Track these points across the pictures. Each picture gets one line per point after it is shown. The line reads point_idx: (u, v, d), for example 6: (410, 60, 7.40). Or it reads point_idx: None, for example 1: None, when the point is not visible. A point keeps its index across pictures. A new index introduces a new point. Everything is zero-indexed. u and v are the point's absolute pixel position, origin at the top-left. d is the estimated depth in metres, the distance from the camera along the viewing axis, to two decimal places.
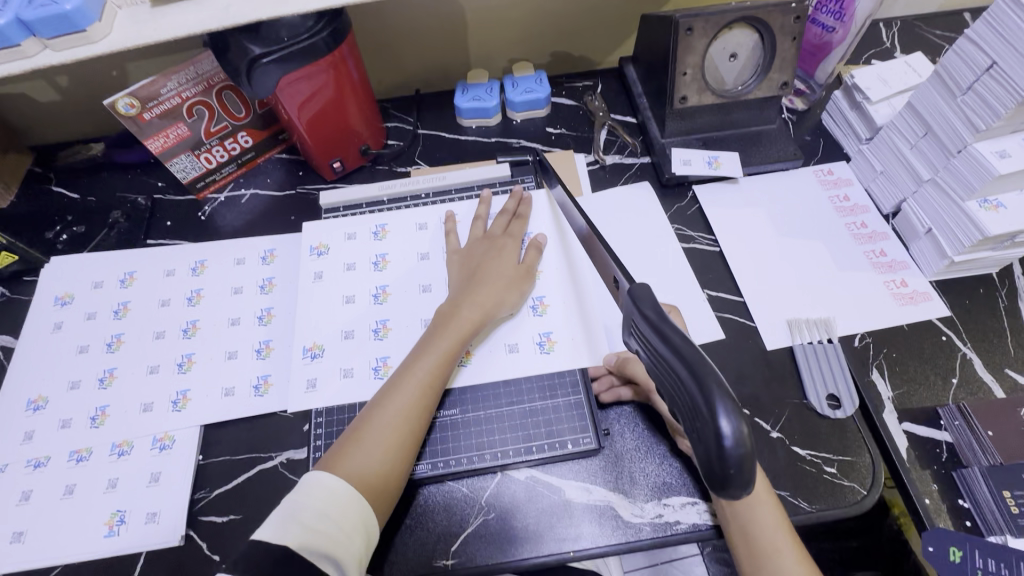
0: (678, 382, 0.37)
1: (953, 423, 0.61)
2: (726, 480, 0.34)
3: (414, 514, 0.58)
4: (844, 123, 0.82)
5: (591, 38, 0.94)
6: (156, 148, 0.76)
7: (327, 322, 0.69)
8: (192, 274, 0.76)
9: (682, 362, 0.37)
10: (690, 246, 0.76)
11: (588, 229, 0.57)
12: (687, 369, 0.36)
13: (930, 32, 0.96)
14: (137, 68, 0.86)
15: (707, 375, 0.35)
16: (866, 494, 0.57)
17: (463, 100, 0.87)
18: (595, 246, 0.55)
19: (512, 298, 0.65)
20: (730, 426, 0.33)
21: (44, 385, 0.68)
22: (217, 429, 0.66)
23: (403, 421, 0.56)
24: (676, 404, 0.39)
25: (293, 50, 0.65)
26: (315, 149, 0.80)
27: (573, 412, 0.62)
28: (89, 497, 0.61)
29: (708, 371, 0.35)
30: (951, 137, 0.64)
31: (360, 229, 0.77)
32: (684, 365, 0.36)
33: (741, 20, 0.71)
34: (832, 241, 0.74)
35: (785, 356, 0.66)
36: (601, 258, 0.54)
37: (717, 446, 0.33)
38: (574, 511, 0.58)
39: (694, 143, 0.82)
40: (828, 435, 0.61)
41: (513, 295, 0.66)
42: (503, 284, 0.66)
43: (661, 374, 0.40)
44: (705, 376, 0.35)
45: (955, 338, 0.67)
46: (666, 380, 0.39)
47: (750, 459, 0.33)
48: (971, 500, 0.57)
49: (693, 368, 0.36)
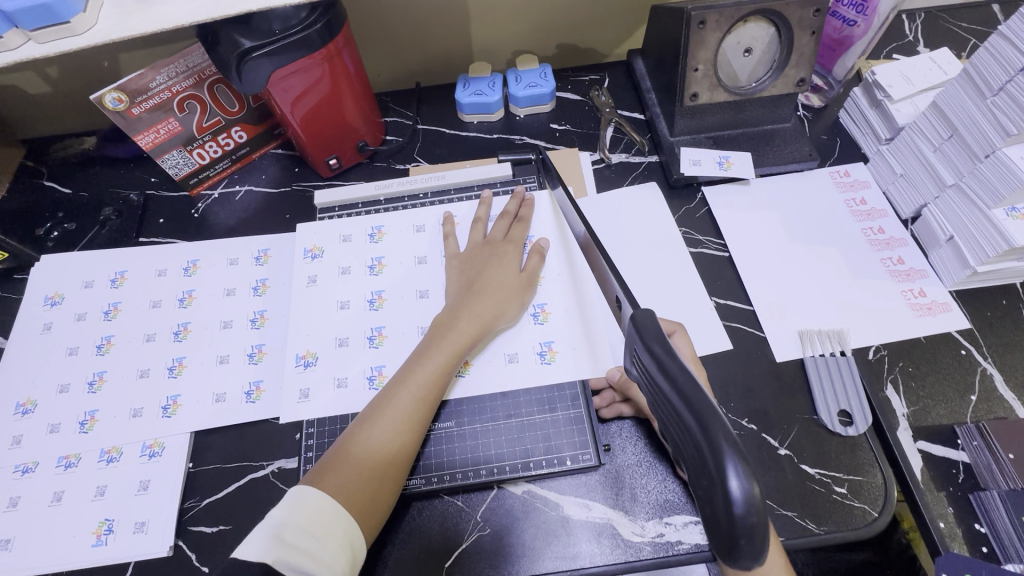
0: (684, 430, 0.34)
1: (971, 443, 0.58)
2: (736, 547, 0.31)
3: (407, 528, 0.56)
4: (863, 123, 0.78)
5: (598, 29, 0.90)
6: (147, 143, 0.73)
7: (321, 329, 0.67)
8: (183, 274, 0.74)
9: (687, 408, 0.34)
10: (698, 250, 0.73)
11: (587, 236, 0.55)
12: (693, 418, 0.33)
13: (955, 25, 0.91)
14: (129, 58, 0.84)
15: (716, 428, 0.32)
16: (877, 516, 0.55)
17: (464, 94, 0.84)
18: (594, 254, 0.53)
19: (511, 309, 0.63)
20: (740, 489, 0.30)
21: (33, 388, 0.66)
22: (208, 436, 0.64)
23: (395, 437, 0.54)
24: (679, 450, 0.36)
25: (284, 43, 0.62)
26: (309, 146, 0.77)
27: (574, 427, 0.60)
28: (77, 505, 0.59)
29: (716, 422, 0.32)
30: (979, 141, 0.60)
31: (356, 231, 0.74)
32: (690, 414, 0.33)
33: (757, 14, 0.68)
34: (848, 247, 0.71)
35: (795, 369, 0.63)
36: (602, 270, 0.52)
37: (726, 509, 0.31)
38: (572, 529, 0.56)
39: (704, 142, 0.78)
40: (839, 454, 0.58)
41: (513, 306, 0.63)
42: (503, 293, 0.63)
43: (665, 415, 0.37)
44: (714, 428, 0.32)
45: (975, 352, 0.64)
46: (669, 423, 0.36)
47: (760, 527, 0.30)
48: (988, 524, 0.55)
49: (701, 418, 0.33)
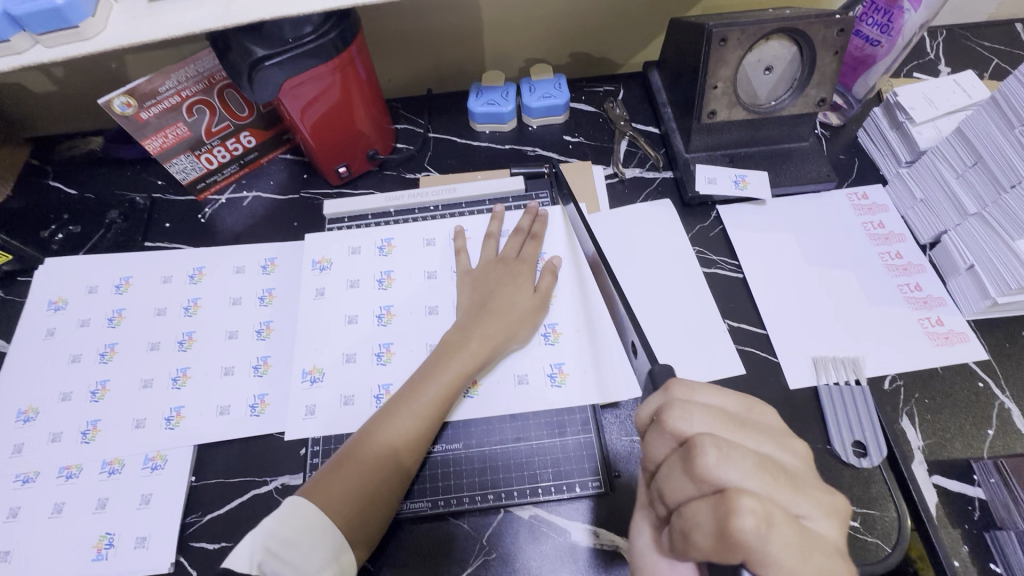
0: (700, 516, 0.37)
1: (988, 480, 0.57)
2: None
3: (410, 552, 0.55)
4: (883, 144, 0.77)
5: (615, 38, 0.89)
6: (155, 147, 0.72)
7: (328, 345, 0.66)
8: (189, 282, 0.73)
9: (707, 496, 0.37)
10: (711, 270, 0.72)
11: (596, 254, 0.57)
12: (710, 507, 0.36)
13: (978, 44, 0.90)
14: (136, 59, 0.83)
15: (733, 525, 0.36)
16: (890, 553, 0.54)
17: (477, 104, 0.83)
18: (602, 275, 0.55)
19: (522, 330, 0.63)
20: None
21: (35, 396, 0.65)
22: (211, 449, 0.63)
23: (391, 455, 0.54)
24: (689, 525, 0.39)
25: (298, 51, 0.61)
26: (319, 153, 0.76)
27: (583, 453, 0.59)
28: (78, 518, 0.58)
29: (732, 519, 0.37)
30: (1006, 170, 0.59)
31: (365, 243, 0.73)
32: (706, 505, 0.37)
33: (780, 32, 0.66)
34: (865, 272, 0.69)
35: (809, 397, 0.62)
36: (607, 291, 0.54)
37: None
38: (580, 553, 0.55)
39: (720, 159, 0.77)
40: (851, 486, 0.57)
41: (524, 328, 0.63)
42: (515, 315, 0.63)
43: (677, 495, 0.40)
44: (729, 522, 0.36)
45: (993, 384, 0.63)
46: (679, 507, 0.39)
47: None
48: (1004, 564, 0.53)
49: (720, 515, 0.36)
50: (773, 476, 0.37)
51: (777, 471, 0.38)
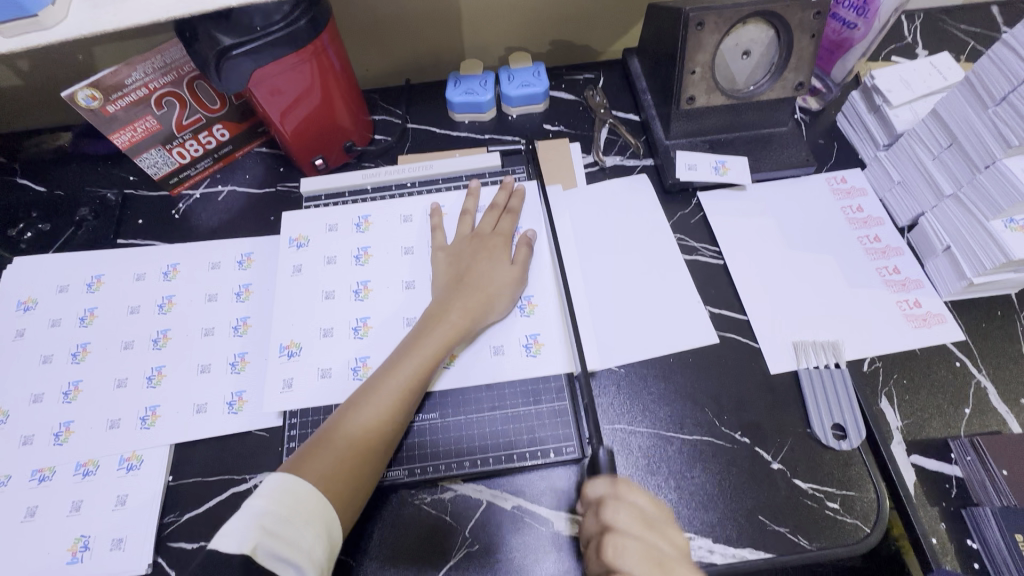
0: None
1: (965, 458, 0.57)
2: None
3: (392, 543, 0.55)
4: (860, 127, 0.77)
5: (593, 26, 0.88)
6: (123, 142, 0.70)
7: (307, 319, 0.66)
8: (163, 279, 0.72)
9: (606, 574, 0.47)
10: (691, 258, 0.71)
11: None
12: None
13: (955, 27, 0.90)
14: (104, 51, 0.80)
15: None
16: (869, 533, 0.54)
17: (455, 93, 0.82)
18: None
19: (500, 302, 0.62)
20: None
21: (5, 398, 0.64)
22: (188, 448, 0.62)
23: (375, 427, 0.54)
24: None
25: (267, 40, 0.60)
26: (293, 145, 0.74)
27: (558, 419, 0.60)
28: (52, 522, 0.57)
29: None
30: (979, 151, 0.60)
31: (341, 220, 0.72)
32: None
33: (757, 15, 0.66)
34: (843, 254, 0.70)
35: (789, 381, 0.62)
36: None
37: None
38: (563, 544, 0.55)
39: (700, 146, 0.77)
40: (831, 467, 0.58)
41: (502, 300, 0.63)
42: (493, 287, 0.62)
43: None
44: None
45: (970, 364, 0.63)
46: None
47: None
48: (980, 541, 0.54)
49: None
50: (653, 562, 0.46)
51: (657, 558, 0.46)
